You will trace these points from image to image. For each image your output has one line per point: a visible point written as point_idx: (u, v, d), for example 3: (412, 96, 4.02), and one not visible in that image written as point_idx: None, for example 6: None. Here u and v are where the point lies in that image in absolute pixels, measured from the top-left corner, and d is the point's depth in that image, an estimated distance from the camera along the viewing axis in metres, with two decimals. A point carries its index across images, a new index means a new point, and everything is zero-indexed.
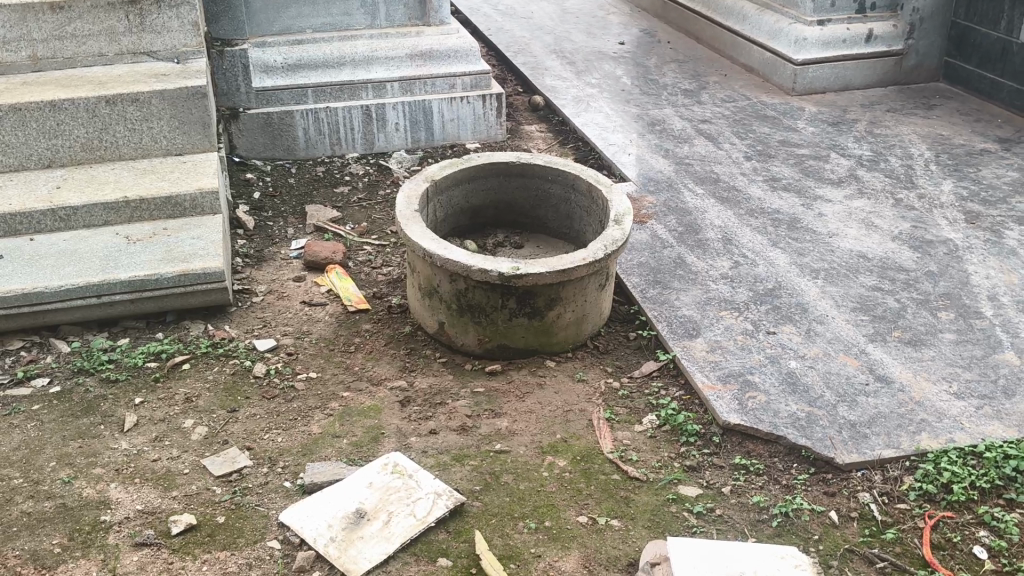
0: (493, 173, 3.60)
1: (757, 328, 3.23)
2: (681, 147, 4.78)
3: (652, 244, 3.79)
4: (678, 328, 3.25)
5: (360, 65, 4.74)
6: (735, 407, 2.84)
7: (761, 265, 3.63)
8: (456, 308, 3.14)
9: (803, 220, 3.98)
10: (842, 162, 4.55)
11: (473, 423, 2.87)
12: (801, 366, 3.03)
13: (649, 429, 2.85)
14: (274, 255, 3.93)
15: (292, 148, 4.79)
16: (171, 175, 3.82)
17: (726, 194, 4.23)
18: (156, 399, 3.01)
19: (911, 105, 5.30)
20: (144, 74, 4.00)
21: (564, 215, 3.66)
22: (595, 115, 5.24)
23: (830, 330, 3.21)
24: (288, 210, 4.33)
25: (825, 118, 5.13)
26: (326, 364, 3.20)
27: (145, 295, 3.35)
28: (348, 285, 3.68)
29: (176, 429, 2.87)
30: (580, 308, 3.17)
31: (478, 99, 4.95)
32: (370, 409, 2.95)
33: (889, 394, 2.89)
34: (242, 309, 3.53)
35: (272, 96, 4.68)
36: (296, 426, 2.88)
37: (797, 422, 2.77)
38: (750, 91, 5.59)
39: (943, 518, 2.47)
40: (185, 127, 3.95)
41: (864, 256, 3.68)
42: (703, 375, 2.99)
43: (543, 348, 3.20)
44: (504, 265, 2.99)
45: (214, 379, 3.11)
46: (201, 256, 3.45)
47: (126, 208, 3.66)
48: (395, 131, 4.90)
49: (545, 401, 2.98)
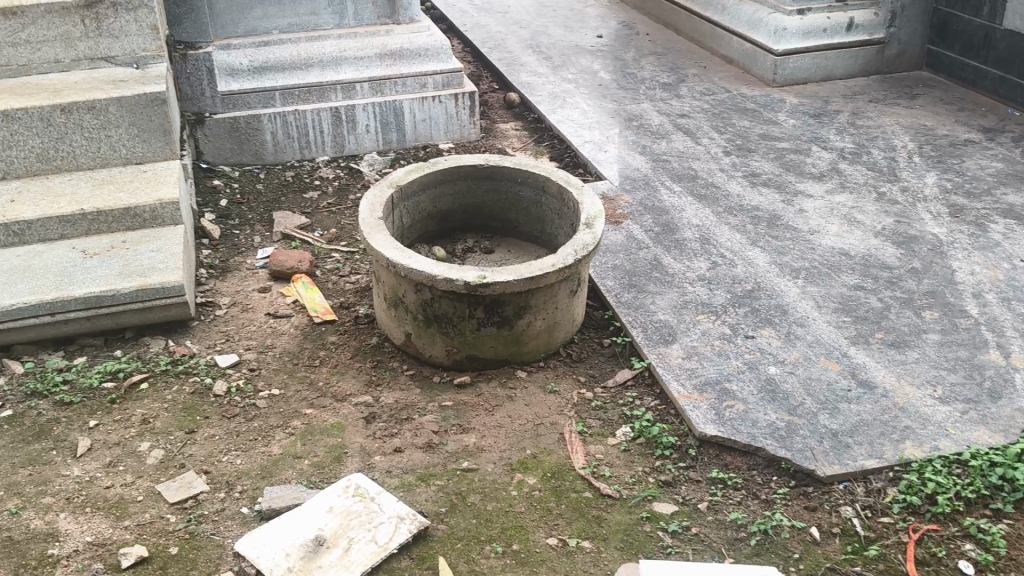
0: (461, 177, 3.49)
1: (736, 333, 3.13)
2: (659, 143, 4.66)
3: (628, 246, 3.68)
4: (653, 334, 3.14)
5: (328, 66, 4.61)
6: (712, 418, 2.73)
7: (740, 265, 3.52)
8: (422, 318, 3.03)
9: (783, 217, 3.87)
10: (823, 155, 4.45)
11: (440, 440, 2.76)
12: (780, 372, 2.92)
13: (623, 442, 2.74)
14: (239, 266, 3.81)
15: (260, 152, 4.66)
16: (130, 186, 3.69)
17: (705, 191, 4.12)
18: (112, 421, 2.89)
19: (894, 95, 5.19)
20: (101, 81, 3.87)
21: (536, 218, 3.55)
22: (571, 111, 5.12)
23: (810, 333, 3.11)
24: (255, 217, 4.21)
25: (806, 110, 5.02)
26: (289, 379, 3.09)
27: (102, 311, 3.22)
28: (315, 295, 3.56)
29: (131, 454, 2.75)
30: (551, 316, 3.06)
31: (450, 98, 4.83)
32: (334, 427, 2.84)
33: (872, 399, 2.79)
34: (205, 323, 3.41)
35: (238, 100, 4.55)
36: (256, 447, 2.76)
37: (776, 432, 2.67)
38: (730, 83, 5.48)
39: (928, 532, 2.37)
40: (145, 134, 3.83)
41: (846, 254, 3.58)
42: (679, 384, 2.88)
43: (513, 358, 3.09)
44: (470, 274, 2.87)
45: (172, 399, 2.99)
46: (160, 269, 3.33)
47: (83, 221, 3.54)
48: (366, 133, 4.78)
49: (515, 414, 2.87)
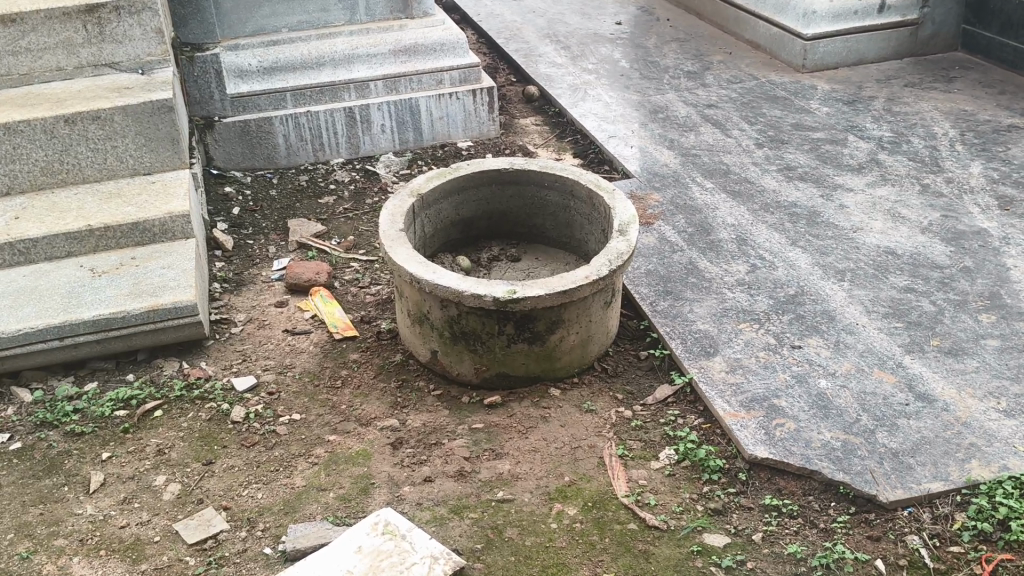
0: (484, 183, 3.31)
1: (781, 342, 2.95)
2: (687, 136, 4.47)
3: (661, 249, 3.50)
4: (694, 345, 2.96)
5: (340, 64, 4.44)
6: (761, 438, 2.56)
7: (781, 268, 3.34)
8: (449, 336, 2.86)
9: (823, 213, 3.68)
10: (861, 145, 4.24)
11: (473, 468, 2.59)
12: (831, 386, 2.74)
13: (667, 466, 2.57)
14: (254, 279, 3.65)
15: (273, 156, 4.50)
16: (139, 198, 3.53)
17: (738, 187, 3.93)
18: (126, 453, 2.74)
19: (930, 78, 4.98)
20: (105, 88, 3.71)
21: (564, 223, 3.38)
22: (593, 104, 4.93)
23: (861, 341, 2.93)
24: (269, 226, 4.05)
25: (840, 97, 4.81)
26: (310, 402, 2.93)
27: (111, 334, 3.07)
28: (334, 309, 3.40)
29: (146, 488, 2.60)
30: (584, 330, 2.89)
31: (468, 94, 4.65)
32: (359, 455, 2.68)
33: (932, 414, 2.61)
34: (220, 342, 3.25)
35: (248, 102, 4.38)
36: (277, 479, 2.61)
37: (832, 454, 2.49)
38: (757, 69, 5.27)
39: (1002, 561, 2.19)
40: (152, 144, 3.67)
41: (893, 252, 3.39)
42: (724, 402, 2.71)
43: (546, 375, 2.92)
44: (499, 289, 2.70)
45: (188, 427, 2.84)
46: (171, 288, 3.17)
47: (90, 237, 3.38)
48: (381, 133, 4.60)
49: (550, 437, 2.70)
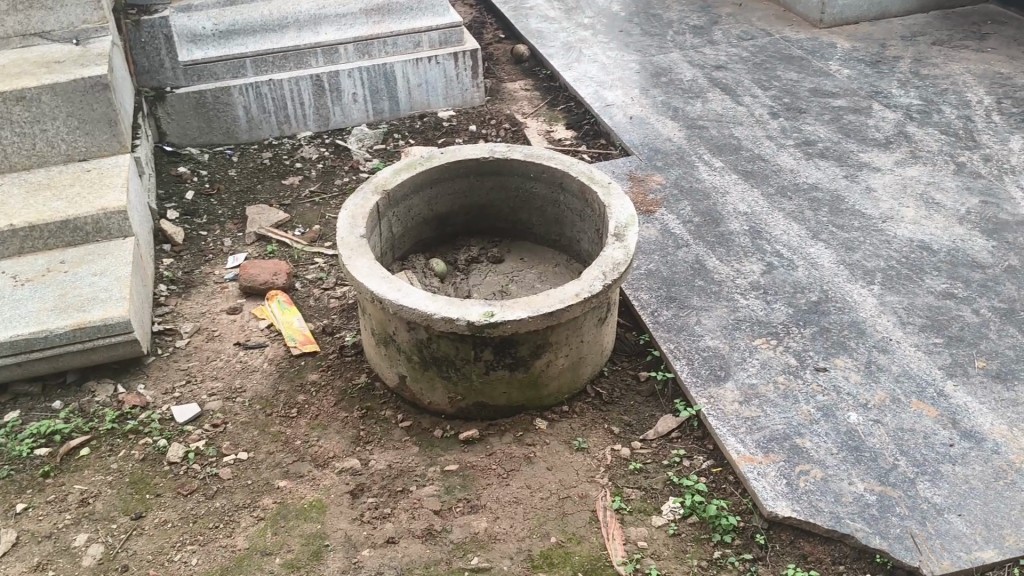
0: (461, 174, 2.88)
1: (802, 364, 2.55)
2: (693, 105, 4.02)
3: (664, 244, 3.09)
4: (702, 368, 2.57)
5: (306, 26, 3.97)
6: (782, 491, 2.18)
7: (801, 268, 2.93)
8: (418, 361, 2.47)
9: (847, 199, 3.25)
10: (887, 115, 3.79)
11: (444, 525, 2.22)
12: (863, 421, 2.35)
13: (671, 523, 2.19)
14: (206, 279, 3.25)
15: (232, 130, 4.05)
16: (71, 190, 3.11)
17: (751, 166, 3.50)
18: (45, 504, 2.36)
19: (960, 35, 4.50)
20: (33, 63, 3.25)
21: (552, 218, 2.96)
22: (590, 65, 4.47)
23: (895, 362, 2.53)
24: (226, 213, 3.63)
25: (862, 56, 4.34)
26: (260, 437, 2.55)
27: (33, 356, 2.67)
28: (293, 318, 3.01)
29: (64, 551, 2.23)
30: (575, 352, 2.49)
31: (449, 58, 4.18)
32: (312, 507, 2.30)
33: (980, 458, 2.23)
34: (162, 359, 2.86)
35: (203, 70, 3.90)
36: (216, 539, 2.23)
37: (866, 511, 2.11)
38: (770, 24, 4.79)
39: None
40: (87, 126, 3.22)
41: (927, 248, 2.98)
42: (738, 442, 2.32)
43: (531, 403, 2.53)
44: (474, 310, 2.29)
45: (117, 470, 2.46)
46: (102, 300, 2.77)
47: (13, 238, 2.96)
48: (353, 103, 4.15)
49: (535, 484, 2.32)
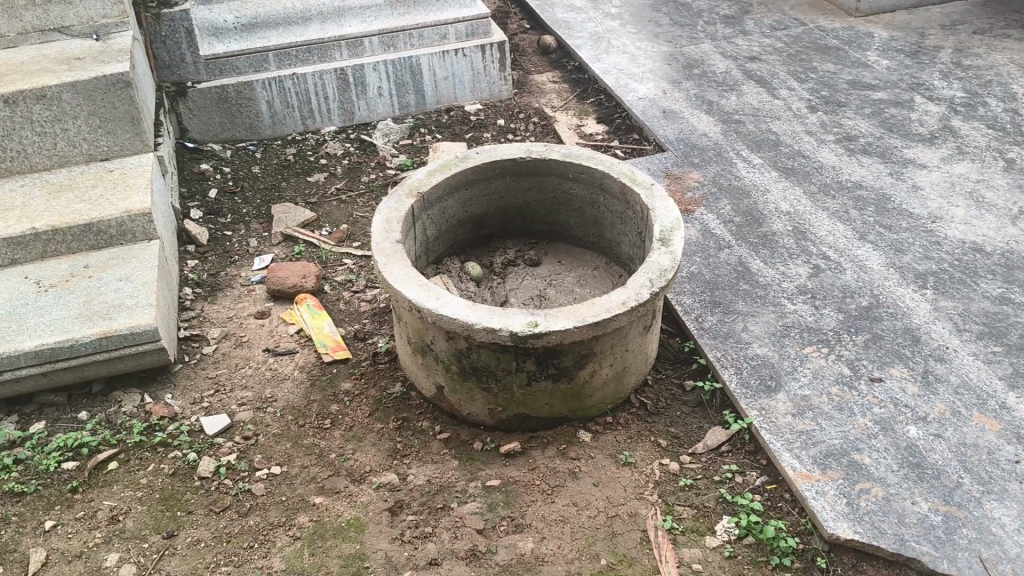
0: (497, 174, 2.78)
1: (857, 373, 2.45)
2: (727, 98, 3.90)
3: (705, 245, 2.99)
4: (751, 378, 2.47)
5: (330, 18, 3.86)
6: (843, 511, 2.08)
7: (849, 271, 2.82)
8: (457, 371, 2.37)
9: (893, 198, 3.14)
10: (931, 108, 3.68)
11: (488, 546, 2.13)
12: (923, 435, 2.25)
13: (726, 544, 2.10)
14: (232, 282, 3.16)
15: (255, 125, 3.95)
16: (93, 191, 3.02)
17: (792, 163, 3.39)
18: (74, 521, 2.28)
19: (1002, 23, 4.37)
20: (52, 59, 3.16)
21: (591, 220, 2.86)
22: (619, 57, 4.35)
23: (953, 372, 2.43)
24: (251, 212, 3.54)
25: (901, 46, 4.21)
26: (293, 450, 2.46)
27: (58, 366, 2.59)
28: (323, 323, 2.92)
29: (95, 571, 2.15)
30: (620, 362, 2.40)
31: (476, 50, 4.07)
32: (350, 525, 2.22)
33: None
34: (190, 366, 2.78)
35: (225, 64, 3.80)
36: (251, 560, 2.15)
37: (932, 533, 2.01)
38: (803, 13, 4.66)
39: None
40: (109, 125, 3.13)
41: (980, 250, 2.87)
42: (794, 458, 2.22)
43: (574, 415, 2.44)
44: (517, 320, 2.19)
45: (147, 485, 2.38)
46: (128, 307, 2.68)
47: (36, 242, 2.88)
48: (378, 96, 4.05)
49: (581, 501, 2.23)
